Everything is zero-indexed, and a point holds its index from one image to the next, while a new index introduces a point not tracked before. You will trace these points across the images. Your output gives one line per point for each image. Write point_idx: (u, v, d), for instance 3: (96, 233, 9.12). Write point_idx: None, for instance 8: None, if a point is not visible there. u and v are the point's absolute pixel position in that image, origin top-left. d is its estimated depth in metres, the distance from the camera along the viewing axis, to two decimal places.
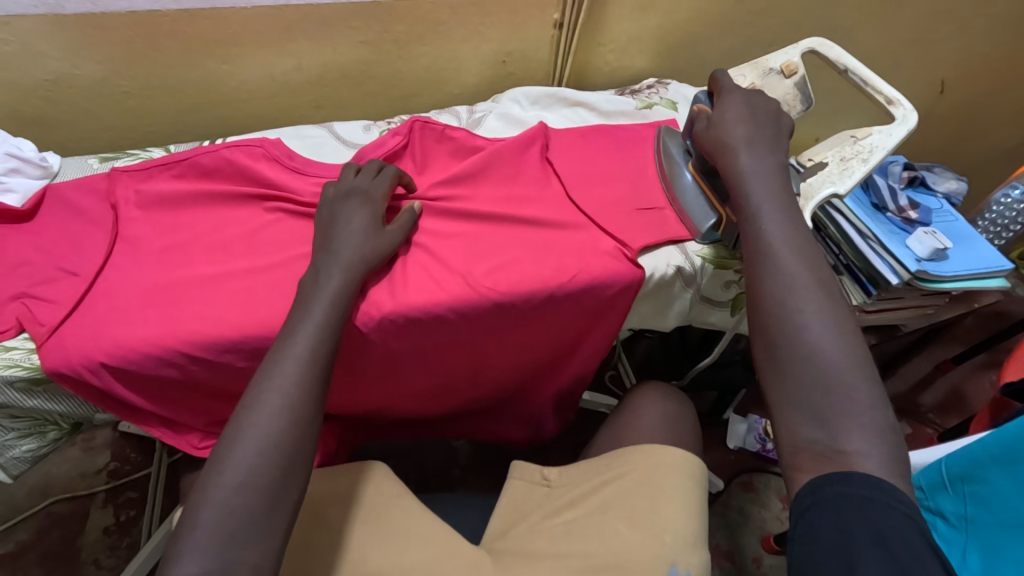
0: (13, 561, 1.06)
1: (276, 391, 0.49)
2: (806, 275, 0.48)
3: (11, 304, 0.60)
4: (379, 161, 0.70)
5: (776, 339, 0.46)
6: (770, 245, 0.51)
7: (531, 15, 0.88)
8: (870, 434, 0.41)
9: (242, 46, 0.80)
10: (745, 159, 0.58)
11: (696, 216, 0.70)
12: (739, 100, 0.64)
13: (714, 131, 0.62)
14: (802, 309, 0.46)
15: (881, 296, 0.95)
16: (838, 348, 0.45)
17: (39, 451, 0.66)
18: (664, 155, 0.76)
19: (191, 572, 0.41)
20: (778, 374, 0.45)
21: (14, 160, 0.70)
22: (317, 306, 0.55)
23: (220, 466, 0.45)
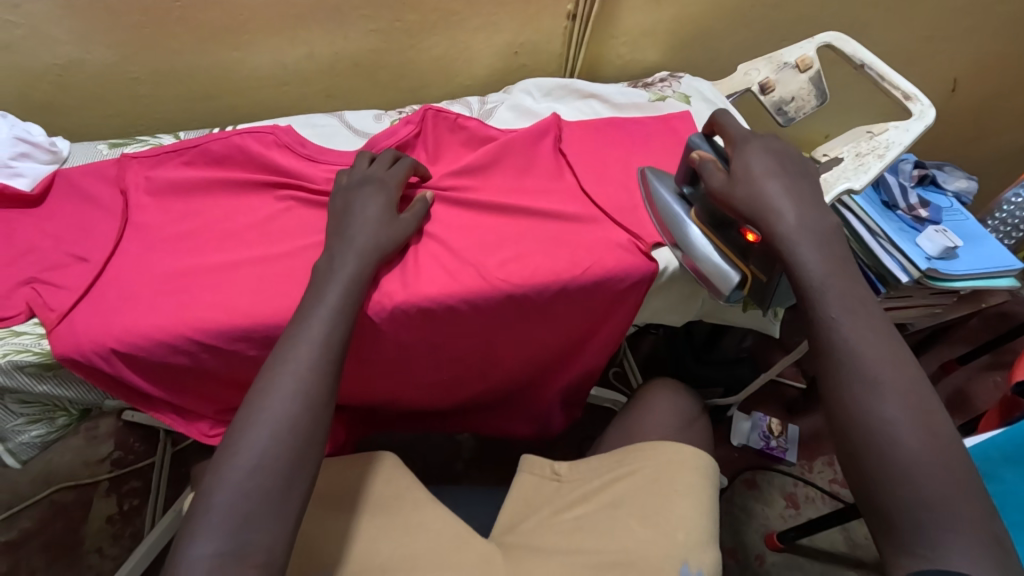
0: (16, 548, 1.06)
1: (291, 375, 0.48)
2: (874, 350, 0.45)
3: (22, 289, 0.60)
4: (394, 150, 0.70)
5: (864, 447, 0.43)
6: (846, 344, 0.46)
7: (545, 7, 0.87)
8: (978, 548, 0.39)
9: (252, 34, 0.79)
10: (791, 225, 0.51)
11: (717, 275, 0.61)
12: (762, 149, 0.57)
13: (744, 190, 0.55)
14: (890, 416, 0.43)
15: (891, 294, 0.95)
16: (935, 454, 0.41)
17: (48, 438, 0.66)
18: (655, 202, 0.67)
19: (206, 553, 0.41)
20: (869, 485, 0.42)
21: (24, 144, 0.70)
22: (331, 291, 0.55)
23: (234, 448, 0.45)
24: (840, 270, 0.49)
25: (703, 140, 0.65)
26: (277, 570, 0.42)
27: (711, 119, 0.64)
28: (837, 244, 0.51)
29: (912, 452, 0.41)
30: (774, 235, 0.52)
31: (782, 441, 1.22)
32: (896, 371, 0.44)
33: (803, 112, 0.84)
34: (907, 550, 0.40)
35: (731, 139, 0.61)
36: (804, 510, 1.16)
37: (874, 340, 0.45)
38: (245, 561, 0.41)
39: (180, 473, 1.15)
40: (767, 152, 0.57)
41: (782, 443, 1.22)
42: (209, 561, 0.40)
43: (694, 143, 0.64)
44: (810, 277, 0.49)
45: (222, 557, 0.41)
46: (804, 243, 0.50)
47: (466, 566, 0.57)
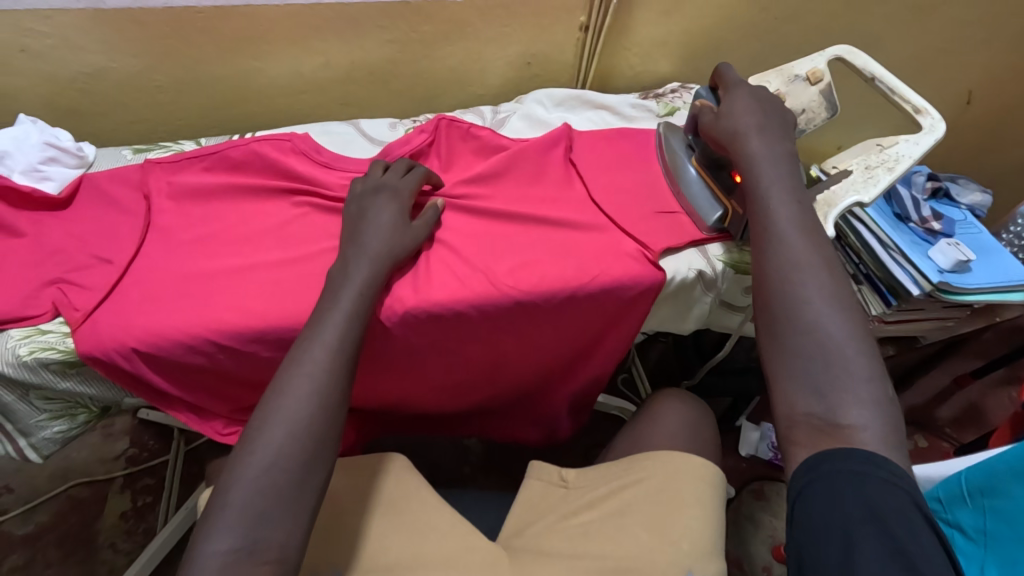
0: (33, 541, 1.09)
1: (306, 376, 0.50)
2: (798, 239, 0.53)
3: (48, 288, 0.62)
4: (408, 159, 0.71)
5: (781, 317, 0.49)
6: (782, 237, 0.53)
7: (558, 18, 0.88)
8: (866, 405, 0.44)
9: (272, 44, 0.82)
10: (753, 145, 0.62)
11: (702, 208, 0.72)
12: (747, 93, 0.67)
13: (725, 120, 0.65)
14: (808, 290, 0.49)
15: (902, 307, 0.95)
16: (841, 325, 0.47)
17: (70, 433, 0.67)
18: (666, 150, 0.78)
19: (222, 548, 0.42)
20: (781, 349, 0.48)
21: (53, 149, 0.72)
22: (346, 294, 0.56)
23: (250, 447, 0.46)
24: (782, 184, 0.58)
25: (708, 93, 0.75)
26: (289, 567, 0.44)
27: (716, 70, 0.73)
28: (790, 167, 0.60)
29: (821, 319, 0.48)
30: (743, 153, 0.61)
31: None
32: (819, 259, 0.52)
33: (814, 123, 0.83)
34: (806, 415, 0.45)
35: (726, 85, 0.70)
36: None
37: (807, 236, 0.53)
38: (258, 557, 0.42)
39: (194, 471, 1.17)
40: (751, 94, 0.66)
41: None
42: (223, 557, 0.42)
43: (701, 93, 0.74)
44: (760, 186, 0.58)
45: (236, 552, 0.42)
46: (763, 161, 0.60)
47: (472, 567, 0.58)
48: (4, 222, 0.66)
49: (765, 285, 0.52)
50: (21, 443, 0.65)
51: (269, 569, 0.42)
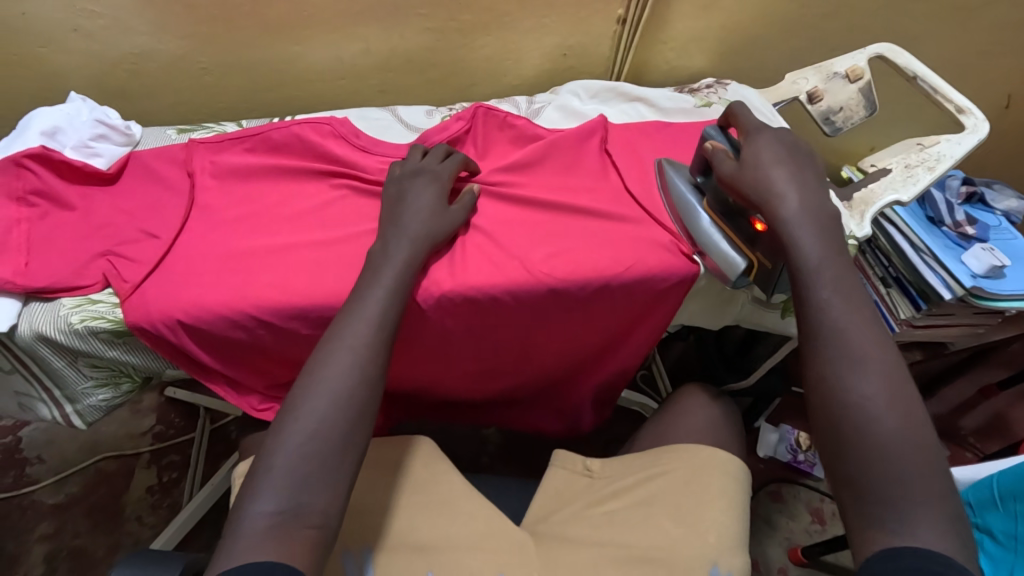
0: (62, 511, 1.12)
1: (348, 349, 0.51)
2: (859, 326, 0.49)
3: (98, 260, 0.64)
4: (446, 145, 0.72)
5: (845, 421, 0.46)
6: (841, 328, 0.49)
7: (596, 10, 0.88)
8: (938, 513, 0.42)
9: (313, 29, 0.83)
10: (793, 207, 0.55)
11: (724, 259, 0.63)
12: (772, 140, 0.61)
13: (749, 175, 0.59)
14: (870, 392, 0.46)
15: (932, 311, 0.94)
16: (907, 429, 0.45)
17: (112, 402, 0.70)
18: (671, 191, 0.70)
19: (267, 510, 0.44)
20: (846, 456, 0.45)
21: (102, 127, 0.75)
22: (386, 272, 0.57)
23: (294, 415, 0.47)
24: (830, 252, 0.53)
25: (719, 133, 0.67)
26: (330, 532, 0.45)
27: (729, 110, 0.67)
28: (833, 230, 0.55)
29: (888, 425, 0.45)
30: (777, 218, 0.55)
31: (810, 456, 1.20)
32: (879, 347, 0.48)
33: (851, 122, 0.84)
34: (880, 523, 0.43)
35: (743, 129, 0.64)
36: (830, 527, 1.15)
37: (859, 322, 0.49)
38: (302, 522, 0.44)
39: (218, 450, 1.19)
40: (778, 143, 0.60)
41: (811, 457, 1.20)
42: (269, 518, 0.43)
43: (711, 134, 0.66)
44: (809, 258, 0.52)
45: (281, 514, 0.44)
46: (805, 226, 0.54)
47: (499, 551, 0.60)
48: (56, 194, 0.68)
49: (822, 384, 0.48)
50: (67, 409, 0.67)
51: (312, 532, 0.44)
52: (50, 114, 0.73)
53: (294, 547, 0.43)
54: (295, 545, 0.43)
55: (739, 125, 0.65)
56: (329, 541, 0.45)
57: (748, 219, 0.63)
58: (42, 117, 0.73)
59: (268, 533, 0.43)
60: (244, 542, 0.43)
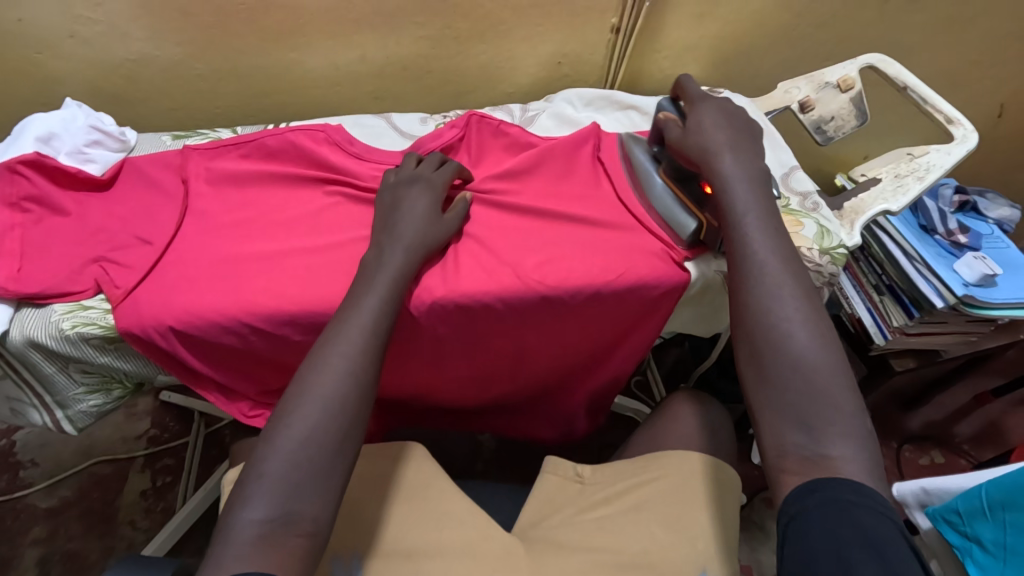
0: (56, 515, 1.12)
1: (340, 355, 0.51)
2: (776, 263, 0.53)
3: (91, 266, 0.64)
4: (441, 153, 0.73)
5: (765, 349, 0.49)
6: (761, 266, 0.53)
7: (591, 20, 0.89)
8: (854, 440, 0.44)
9: (309, 36, 0.83)
10: (727, 162, 0.60)
11: (675, 223, 0.69)
12: (714, 107, 0.65)
13: (690, 136, 0.64)
14: (789, 318, 0.50)
15: (925, 320, 0.95)
16: (821, 351, 0.48)
17: (104, 408, 0.70)
18: (631, 162, 0.75)
19: (257, 516, 0.44)
20: (765, 382, 0.48)
21: (98, 132, 0.75)
22: (380, 280, 0.58)
23: (287, 421, 0.48)
24: (759, 204, 0.57)
25: (672, 105, 0.70)
26: (320, 540, 0.45)
27: (677, 82, 0.71)
28: (762, 184, 0.59)
29: (805, 350, 0.48)
30: (715, 169, 0.60)
31: None
32: (792, 280, 0.52)
33: (843, 131, 0.85)
34: (794, 449, 0.45)
35: (688, 98, 0.68)
36: None
37: (780, 259, 0.53)
38: (292, 528, 0.44)
39: (213, 455, 1.19)
40: (720, 109, 0.65)
41: None
42: (258, 526, 0.43)
43: (664, 104, 0.70)
44: (736, 205, 0.57)
45: (271, 522, 0.44)
46: (738, 179, 0.59)
47: (491, 558, 0.60)
48: (49, 200, 0.68)
49: (746, 311, 0.52)
50: (58, 415, 0.67)
51: (301, 540, 0.44)
52: (45, 120, 0.73)
53: (283, 555, 0.43)
54: (284, 553, 0.43)
55: (685, 95, 0.68)
56: (319, 550, 0.45)
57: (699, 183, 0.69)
58: (37, 122, 0.73)
59: (257, 540, 0.43)
60: (234, 549, 0.43)
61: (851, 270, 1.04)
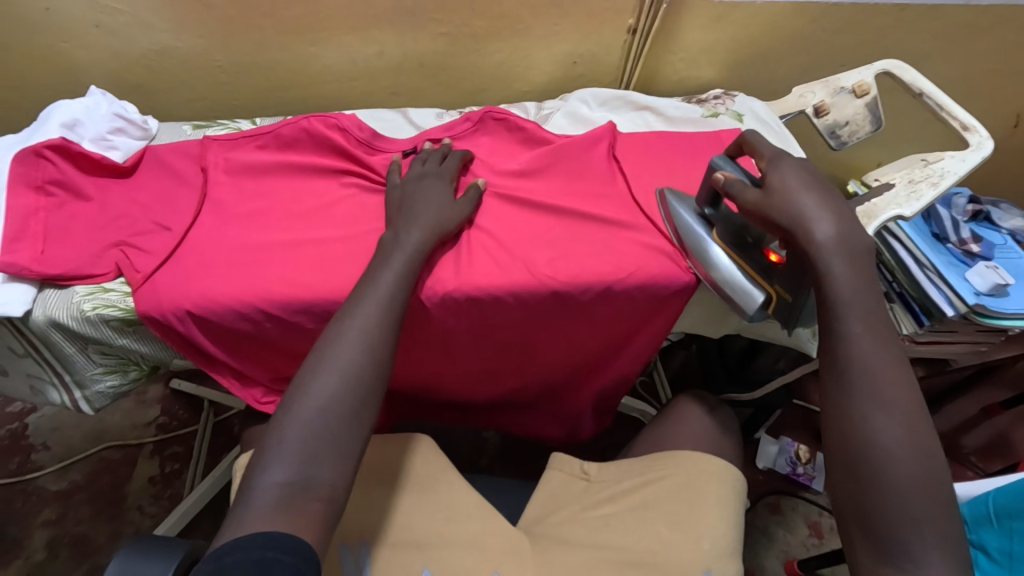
0: (66, 498, 1.13)
1: (357, 328, 0.54)
2: (878, 363, 0.52)
3: (112, 250, 0.65)
4: (443, 146, 0.74)
5: (861, 458, 0.50)
6: (857, 363, 0.52)
7: (608, 20, 0.90)
8: (942, 550, 0.47)
9: (329, 31, 0.84)
10: (826, 232, 0.56)
11: (742, 294, 0.63)
12: (797, 168, 0.61)
13: (776, 198, 0.59)
14: (886, 431, 0.50)
15: (935, 327, 0.95)
16: (916, 461, 0.49)
17: (120, 389, 0.71)
18: (677, 222, 0.68)
19: (276, 479, 0.46)
20: (859, 488, 0.50)
21: (121, 120, 0.76)
22: (396, 258, 0.60)
23: (304, 390, 0.50)
24: (861, 286, 0.54)
25: (729, 163, 0.65)
26: (336, 506, 0.47)
27: (741, 138, 0.66)
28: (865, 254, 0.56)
29: (901, 460, 0.49)
30: (813, 241, 0.56)
31: (810, 469, 1.20)
32: (896, 382, 0.52)
33: (857, 136, 0.85)
34: (888, 558, 0.47)
35: (762, 158, 0.63)
36: (828, 540, 1.15)
37: (882, 358, 0.52)
38: (310, 494, 0.46)
39: (220, 443, 1.21)
40: (804, 170, 0.60)
41: (810, 470, 1.19)
42: (279, 489, 0.45)
43: (719, 164, 0.64)
44: (839, 293, 0.54)
45: (290, 485, 0.46)
46: (839, 257, 0.55)
47: (496, 551, 0.60)
48: (72, 184, 0.69)
49: (840, 415, 0.52)
50: (76, 395, 0.69)
51: (319, 505, 0.46)
52: (70, 107, 0.75)
53: (302, 518, 0.45)
54: (303, 515, 0.45)
55: (756, 153, 0.64)
56: (335, 515, 0.47)
57: (761, 250, 0.66)
58: (62, 109, 0.74)
59: (277, 502, 0.45)
60: (255, 511, 0.44)
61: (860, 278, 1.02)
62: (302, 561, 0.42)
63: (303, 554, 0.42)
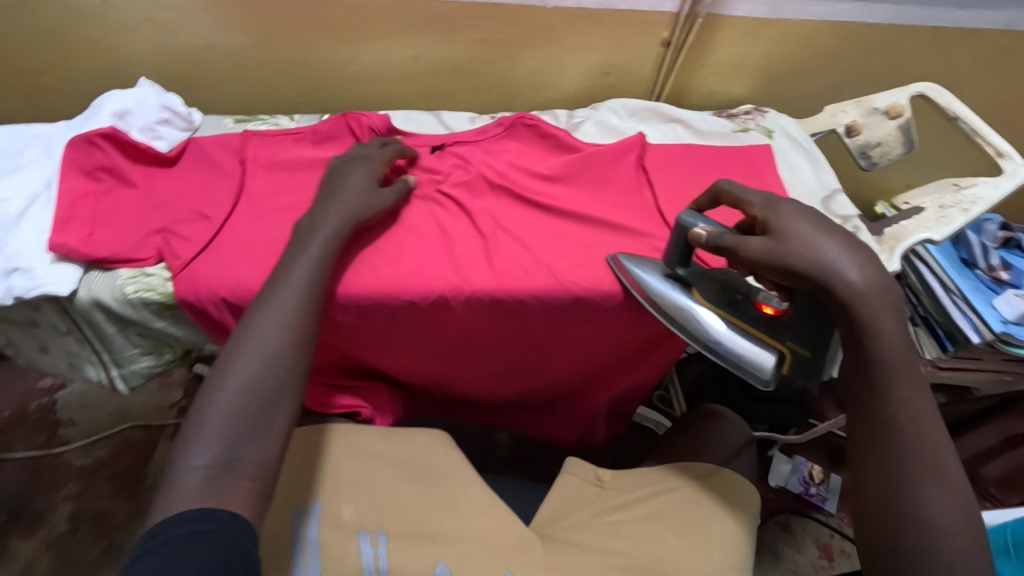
0: (89, 474, 1.17)
1: (275, 310, 0.56)
2: (925, 429, 0.53)
3: (154, 236, 0.68)
4: (384, 138, 0.76)
5: (904, 519, 0.51)
6: (900, 427, 0.53)
7: (642, 33, 0.91)
8: None
9: (367, 34, 0.87)
10: (858, 277, 0.53)
11: (753, 358, 0.62)
12: (799, 209, 0.59)
13: (799, 246, 0.55)
14: (929, 498, 0.51)
15: (960, 354, 0.94)
16: (963, 532, 0.50)
17: (154, 369, 0.74)
18: (648, 290, 0.66)
19: (200, 463, 0.47)
20: (900, 548, 0.50)
21: (167, 112, 0.79)
22: (314, 241, 0.61)
23: (225, 374, 0.52)
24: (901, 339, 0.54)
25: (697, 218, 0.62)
26: (266, 480, 0.49)
27: (718, 187, 0.64)
28: (895, 294, 0.54)
29: (943, 522, 0.50)
30: (851, 291, 0.53)
31: (822, 490, 1.20)
32: (941, 449, 0.52)
33: (887, 158, 0.85)
34: None
35: (753, 205, 0.61)
36: (838, 564, 1.13)
37: (928, 426, 0.53)
38: (240, 472, 0.48)
39: None
40: (806, 211, 0.59)
41: (822, 490, 1.19)
42: (202, 471, 0.47)
43: (693, 222, 0.62)
44: (879, 351, 0.53)
45: (215, 467, 0.47)
46: (883, 310, 0.53)
47: (508, 549, 0.61)
48: (120, 172, 0.72)
49: (877, 475, 0.53)
50: (113, 373, 0.72)
51: (248, 482, 0.48)
52: (122, 98, 0.78)
53: (230, 495, 0.46)
54: (234, 493, 0.47)
55: (743, 202, 0.62)
56: (267, 490, 0.49)
57: (753, 304, 0.64)
58: (114, 99, 0.77)
59: (203, 484, 0.46)
60: (179, 494, 0.46)
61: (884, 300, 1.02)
62: (237, 530, 0.44)
63: (237, 524, 0.44)
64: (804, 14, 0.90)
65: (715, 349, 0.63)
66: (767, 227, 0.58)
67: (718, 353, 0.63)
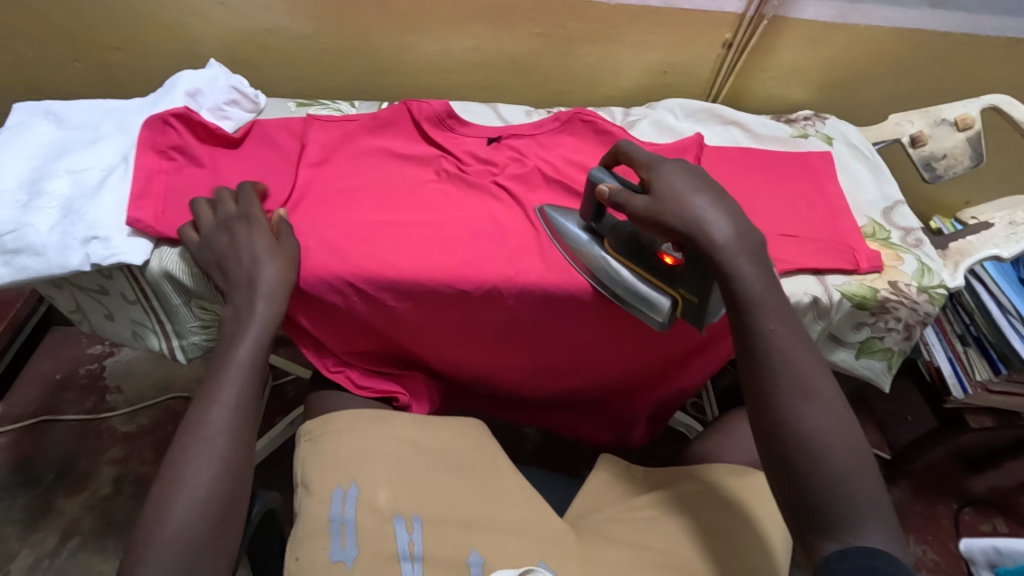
0: (133, 439, 1.21)
1: (204, 440, 0.54)
2: (790, 348, 0.53)
3: None
4: (223, 187, 0.69)
5: (793, 443, 0.50)
6: (771, 353, 0.53)
7: (704, 31, 0.90)
8: (883, 526, 0.47)
9: (429, 23, 0.88)
10: (724, 231, 0.56)
11: (651, 302, 0.63)
12: (682, 169, 0.61)
13: (672, 205, 0.58)
14: (815, 422, 0.50)
15: (1014, 377, 0.91)
16: (847, 447, 0.50)
17: (211, 343, 0.77)
18: (566, 239, 0.68)
19: None
20: (791, 474, 0.49)
21: (236, 93, 0.82)
22: (242, 349, 0.60)
23: (159, 522, 0.49)
24: (767, 285, 0.55)
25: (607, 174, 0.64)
26: None
27: (616, 150, 0.65)
28: (761, 247, 0.57)
29: (826, 434, 0.50)
30: (714, 246, 0.56)
31: None
32: (815, 375, 0.53)
33: (953, 170, 0.83)
34: (830, 535, 0.47)
35: (641, 166, 0.62)
36: None
37: (796, 352, 0.53)
38: None
39: (274, 408, 1.27)
40: (688, 171, 0.61)
41: None
42: None
43: (600, 176, 0.64)
44: (748, 293, 0.55)
45: None
46: (742, 256, 0.56)
47: (541, 540, 0.61)
48: (190, 150, 0.74)
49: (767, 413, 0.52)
50: (174, 343, 0.76)
51: None
52: (194, 77, 0.80)
53: None
54: None
55: (632, 162, 0.63)
56: None
57: (655, 255, 0.65)
58: (186, 78, 0.80)
59: None
60: None
61: (936, 318, 0.99)
62: None
63: None
64: (874, 19, 0.88)
65: (614, 294, 0.65)
66: (648, 186, 0.60)
67: (617, 298, 0.65)
